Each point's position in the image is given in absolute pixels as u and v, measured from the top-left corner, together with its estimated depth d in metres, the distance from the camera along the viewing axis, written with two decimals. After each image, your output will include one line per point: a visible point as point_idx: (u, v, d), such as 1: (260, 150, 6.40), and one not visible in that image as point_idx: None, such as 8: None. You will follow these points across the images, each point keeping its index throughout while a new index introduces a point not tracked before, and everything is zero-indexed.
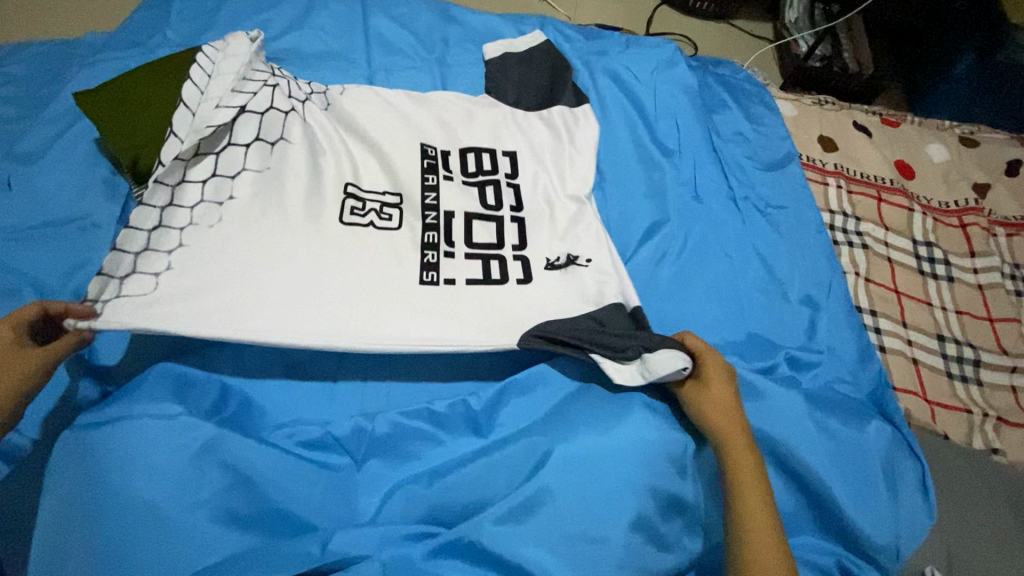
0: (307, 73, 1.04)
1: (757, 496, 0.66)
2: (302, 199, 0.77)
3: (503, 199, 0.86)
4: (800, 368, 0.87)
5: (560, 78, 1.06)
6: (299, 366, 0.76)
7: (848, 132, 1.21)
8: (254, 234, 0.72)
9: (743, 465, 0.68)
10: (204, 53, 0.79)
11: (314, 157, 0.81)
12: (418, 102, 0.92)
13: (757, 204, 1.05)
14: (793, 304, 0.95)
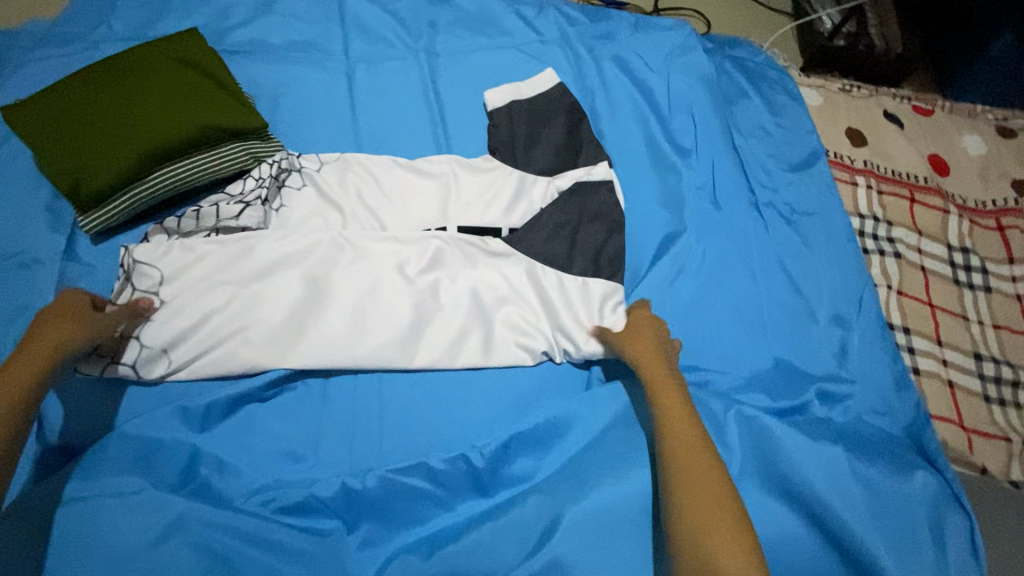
0: (276, 66, 0.92)
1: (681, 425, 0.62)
2: (274, 300, 0.72)
3: (518, 308, 0.77)
4: (830, 401, 0.79)
5: (577, 132, 0.91)
6: (283, 413, 0.70)
7: (877, 123, 1.10)
8: (220, 345, 0.69)
9: (665, 394, 0.65)
10: (175, 155, 0.75)
11: (283, 244, 0.74)
12: (406, 177, 0.83)
13: (781, 211, 0.96)
14: (822, 324, 0.86)
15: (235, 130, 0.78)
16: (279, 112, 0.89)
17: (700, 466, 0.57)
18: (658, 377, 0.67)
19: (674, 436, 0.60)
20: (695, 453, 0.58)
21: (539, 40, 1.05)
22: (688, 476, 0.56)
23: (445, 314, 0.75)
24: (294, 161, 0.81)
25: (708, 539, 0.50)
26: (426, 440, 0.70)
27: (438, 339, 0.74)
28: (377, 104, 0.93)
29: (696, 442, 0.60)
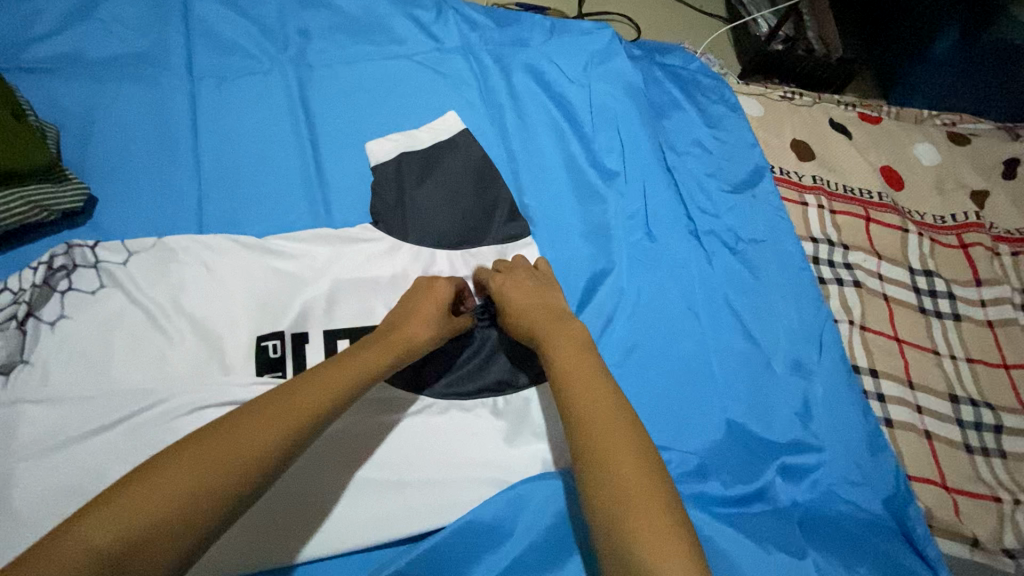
0: (92, 86, 0.73)
1: (581, 368, 0.49)
2: (31, 471, 0.51)
3: (404, 455, 0.56)
4: (794, 477, 0.65)
5: (477, 168, 0.77)
6: None
7: (824, 133, 0.99)
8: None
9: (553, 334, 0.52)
10: None
11: (54, 382, 0.56)
12: (256, 264, 0.66)
13: (724, 239, 0.82)
14: (780, 375, 0.72)
15: (7, 171, 0.59)
16: (93, 144, 0.70)
17: (601, 427, 0.44)
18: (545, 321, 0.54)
19: (573, 383, 0.48)
20: (601, 399, 0.46)
21: (436, 48, 0.89)
22: (592, 432, 0.44)
23: (310, 479, 0.53)
24: (84, 254, 0.62)
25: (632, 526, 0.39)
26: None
27: (300, 515, 0.52)
28: (227, 129, 0.75)
29: (597, 385, 0.48)
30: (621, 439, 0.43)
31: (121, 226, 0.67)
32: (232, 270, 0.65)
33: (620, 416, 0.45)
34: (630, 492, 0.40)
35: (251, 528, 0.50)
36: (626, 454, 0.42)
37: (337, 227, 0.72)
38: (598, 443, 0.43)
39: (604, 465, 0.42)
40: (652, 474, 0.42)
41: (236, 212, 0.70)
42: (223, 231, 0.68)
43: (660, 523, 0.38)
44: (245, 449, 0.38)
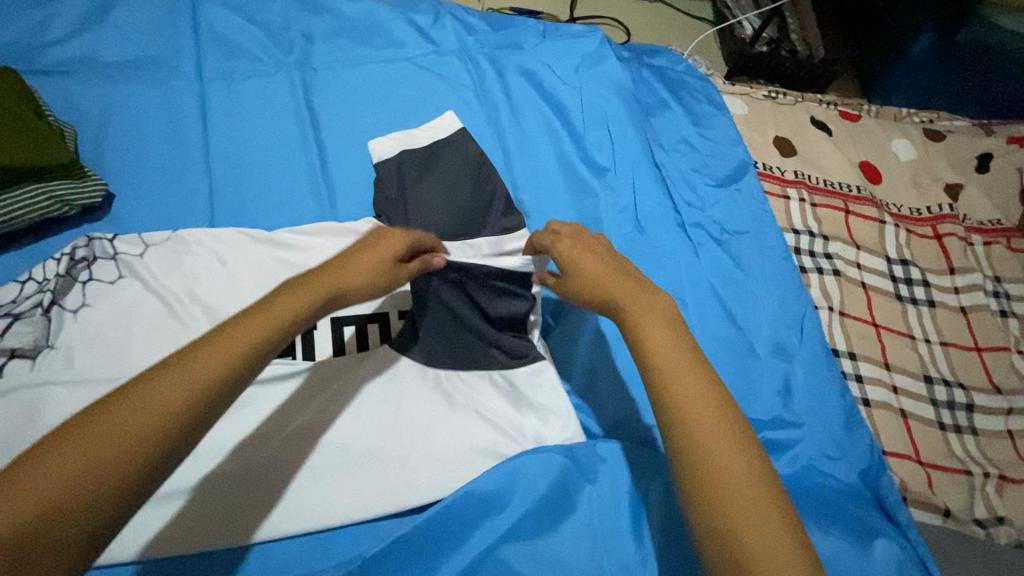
0: (107, 88, 0.76)
1: (669, 344, 0.43)
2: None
3: (368, 438, 0.60)
4: (776, 451, 0.69)
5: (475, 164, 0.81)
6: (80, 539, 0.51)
7: (806, 130, 1.04)
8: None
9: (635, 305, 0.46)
10: None
11: (77, 364, 0.59)
12: (268, 257, 0.69)
13: (710, 230, 0.86)
14: (762, 358, 0.77)
15: (32, 169, 0.63)
16: (109, 143, 0.74)
17: (701, 415, 0.39)
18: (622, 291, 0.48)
19: (662, 364, 0.42)
20: (694, 382, 0.41)
21: (435, 51, 0.93)
22: (690, 421, 0.39)
23: (263, 464, 0.56)
24: (104, 246, 0.66)
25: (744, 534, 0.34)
26: (295, 550, 0.56)
27: (262, 494, 0.56)
28: (236, 129, 0.78)
29: (689, 364, 0.42)
30: (723, 433, 0.38)
31: (136, 220, 0.70)
32: (244, 261, 0.68)
33: (717, 408, 0.40)
34: (737, 493, 0.36)
35: (260, 494, 0.55)
36: (728, 450, 0.37)
37: (342, 221, 0.76)
38: (693, 436, 0.38)
39: (704, 461, 0.37)
40: (759, 473, 0.37)
41: (246, 207, 0.74)
42: (234, 225, 0.72)
43: (772, 529, 0.34)
44: (165, 410, 0.32)
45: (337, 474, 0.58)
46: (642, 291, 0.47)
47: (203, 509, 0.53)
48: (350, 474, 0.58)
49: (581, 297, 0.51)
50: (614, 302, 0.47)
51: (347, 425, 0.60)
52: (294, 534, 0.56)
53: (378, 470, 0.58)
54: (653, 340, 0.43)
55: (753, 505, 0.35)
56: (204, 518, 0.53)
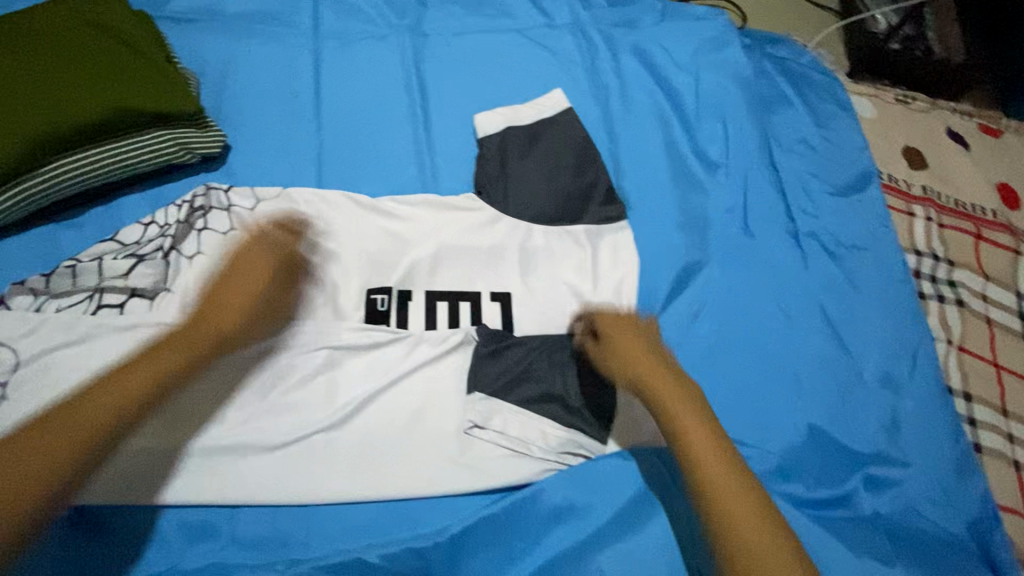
0: (229, 39, 0.77)
1: (682, 394, 0.54)
2: None
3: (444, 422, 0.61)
4: (878, 488, 0.65)
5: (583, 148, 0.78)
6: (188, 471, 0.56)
7: (939, 143, 0.94)
8: None
9: (651, 360, 0.56)
10: (76, 158, 0.61)
11: (189, 309, 0.60)
12: (371, 225, 0.69)
13: (825, 243, 0.80)
14: (869, 387, 0.71)
15: (160, 115, 0.64)
16: (227, 94, 0.75)
17: (717, 454, 0.50)
18: (640, 350, 0.57)
19: (679, 412, 0.52)
20: (700, 427, 0.51)
21: (547, 24, 0.89)
22: (703, 462, 0.49)
23: (333, 445, 0.58)
24: (220, 197, 0.67)
25: (750, 550, 0.45)
26: (376, 516, 0.58)
27: (350, 459, 0.58)
28: (345, 91, 0.78)
29: (697, 418, 0.52)
30: (729, 470, 0.49)
31: (245, 172, 0.71)
32: (348, 226, 0.69)
33: (728, 453, 0.50)
34: (747, 529, 0.46)
35: (350, 459, 0.58)
36: (733, 478, 0.49)
37: (443, 194, 0.75)
38: (706, 473, 0.49)
39: (723, 492, 0.48)
40: (757, 502, 0.48)
41: (351, 170, 0.74)
42: (340, 188, 0.72)
43: (777, 548, 0.45)
44: (77, 436, 0.43)
45: (419, 449, 0.60)
46: (649, 350, 0.58)
47: (288, 472, 0.57)
48: (431, 450, 0.60)
49: (603, 356, 0.59)
50: (626, 360, 0.57)
51: (429, 403, 0.62)
52: (377, 500, 0.58)
53: (455, 454, 0.60)
54: (671, 389, 0.54)
55: (759, 527, 0.46)
56: (295, 464, 0.57)
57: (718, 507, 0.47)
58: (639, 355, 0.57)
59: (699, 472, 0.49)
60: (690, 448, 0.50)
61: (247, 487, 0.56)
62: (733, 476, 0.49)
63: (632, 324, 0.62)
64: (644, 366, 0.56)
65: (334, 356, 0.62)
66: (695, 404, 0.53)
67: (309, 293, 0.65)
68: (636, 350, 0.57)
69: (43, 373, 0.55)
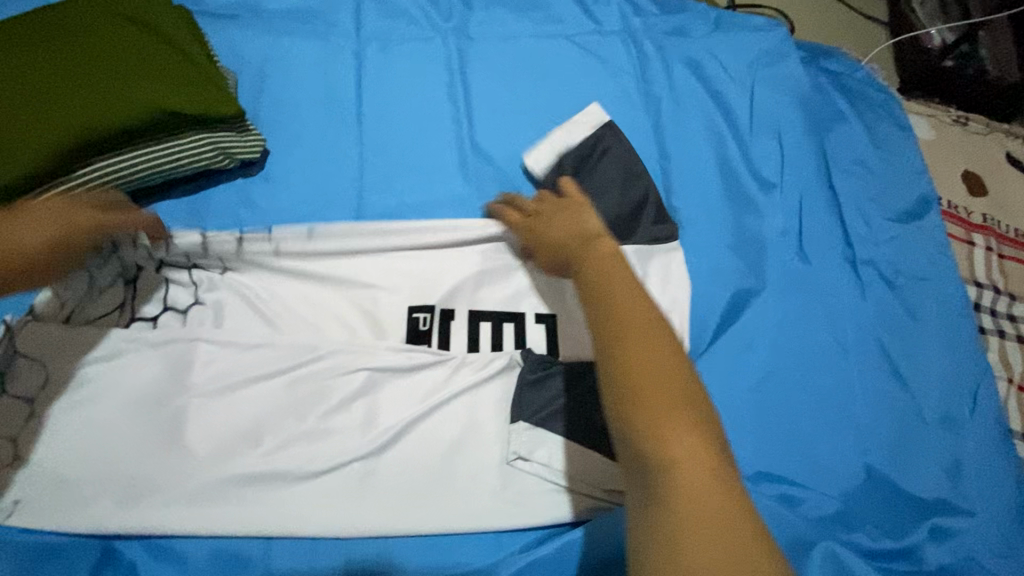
0: (268, 37, 0.74)
1: (636, 295, 0.42)
2: (205, 406, 0.54)
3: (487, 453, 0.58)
4: (941, 539, 0.61)
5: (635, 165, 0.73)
6: (218, 500, 0.51)
7: (998, 169, 0.91)
8: (121, 479, 0.49)
9: (605, 260, 0.46)
10: (112, 160, 0.57)
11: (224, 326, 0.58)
12: (412, 249, 0.65)
13: (883, 272, 0.76)
14: (930, 428, 0.68)
15: (200, 117, 0.60)
16: (266, 95, 0.71)
17: (658, 364, 0.38)
18: (591, 249, 0.47)
19: (619, 309, 0.41)
20: (641, 325, 0.40)
21: (596, 30, 0.85)
22: (637, 369, 0.38)
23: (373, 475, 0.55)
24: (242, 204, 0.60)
25: (675, 492, 0.34)
26: (419, 554, 0.54)
27: (391, 492, 0.55)
28: (388, 94, 0.74)
29: (646, 321, 0.40)
30: (669, 380, 0.38)
31: (283, 178, 0.68)
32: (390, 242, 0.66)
33: (684, 372, 0.39)
34: (678, 471, 0.35)
35: (392, 492, 0.55)
36: (672, 396, 0.37)
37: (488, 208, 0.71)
38: (637, 383, 0.37)
39: (654, 408, 0.37)
40: (699, 441, 0.36)
41: (393, 179, 0.70)
42: (382, 199, 0.69)
43: (705, 494, 0.34)
44: None
45: (463, 482, 0.56)
46: (608, 251, 0.47)
47: (325, 506, 0.52)
48: (475, 481, 0.57)
49: (562, 248, 0.53)
50: (576, 261, 0.48)
51: (474, 433, 0.58)
52: (419, 537, 0.54)
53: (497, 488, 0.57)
54: (622, 288, 0.43)
55: (693, 466, 0.35)
56: (332, 496, 0.53)
57: (641, 433, 0.36)
58: (592, 258, 0.47)
59: (628, 378, 0.38)
60: (615, 351, 0.39)
61: (281, 518, 0.51)
62: (677, 394, 0.37)
63: (589, 228, 0.51)
64: (588, 270, 0.46)
65: (376, 379, 0.58)
66: (646, 304, 0.42)
67: (350, 313, 0.62)
68: (595, 253, 0.47)
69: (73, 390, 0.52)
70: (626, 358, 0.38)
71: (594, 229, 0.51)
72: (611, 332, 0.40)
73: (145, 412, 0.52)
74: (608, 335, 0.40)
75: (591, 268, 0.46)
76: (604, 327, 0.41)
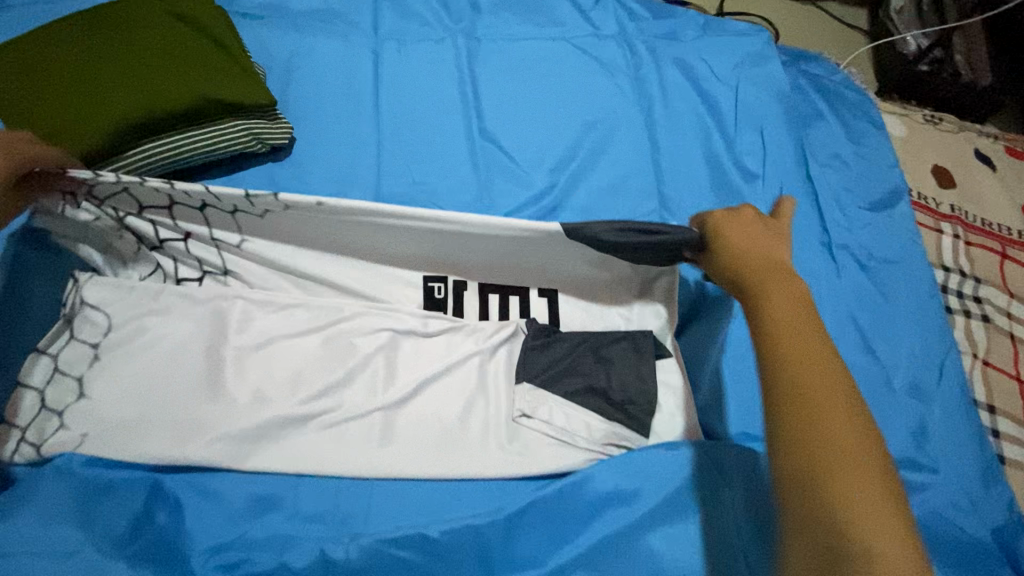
0: (294, 35, 0.80)
1: (817, 335, 0.42)
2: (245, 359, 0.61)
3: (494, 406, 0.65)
4: (908, 491, 0.67)
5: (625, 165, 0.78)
6: (256, 439, 0.57)
7: (967, 163, 0.97)
8: (172, 419, 0.56)
9: (784, 294, 0.46)
10: (159, 141, 0.64)
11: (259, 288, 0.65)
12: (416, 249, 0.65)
13: (857, 255, 0.83)
14: (898, 395, 0.74)
15: (237, 104, 0.67)
16: (292, 88, 0.78)
17: (833, 402, 0.38)
18: (773, 282, 0.47)
19: (792, 340, 0.42)
20: (818, 361, 0.40)
21: (594, 33, 0.92)
22: (809, 399, 0.38)
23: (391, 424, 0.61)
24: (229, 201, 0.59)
25: (844, 525, 0.34)
26: (433, 493, 0.59)
27: (407, 440, 0.61)
28: (403, 89, 0.81)
29: (821, 357, 0.41)
30: (847, 424, 0.37)
31: (308, 162, 0.74)
32: None
33: (860, 417, 0.38)
34: (844, 505, 0.34)
35: (408, 440, 0.61)
36: (848, 437, 0.37)
37: (494, 193, 0.77)
38: (807, 413, 0.38)
39: (827, 441, 0.36)
40: (874, 487, 0.35)
41: (407, 165, 0.77)
42: (397, 183, 0.75)
43: (881, 546, 0.33)
44: None
45: (471, 431, 0.63)
46: (789, 286, 0.47)
47: (347, 451, 0.59)
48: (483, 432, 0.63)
49: (728, 269, 0.52)
50: (749, 288, 0.48)
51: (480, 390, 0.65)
52: (431, 480, 0.60)
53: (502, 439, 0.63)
54: (809, 325, 0.43)
55: (868, 510, 0.34)
56: (354, 441, 0.60)
57: (813, 459, 0.36)
58: (773, 288, 0.46)
59: (798, 403, 0.38)
60: (785, 375, 0.40)
61: (310, 458, 0.58)
62: (851, 439, 0.37)
63: (778, 261, 0.50)
64: (770, 299, 0.46)
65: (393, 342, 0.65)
66: (825, 344, 0.42)
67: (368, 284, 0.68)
68: (770, 287, 0.47)
69: (132, 339, 0.59)
70: (801, 388, 0.39)
71: (782, 262, 0.50)
72: (781, 358, 0.41)
73: (194, 360, 0.59)
74: (778, 361, 0.41)
75: (773, 298, 0.45)
76: (773, 350, 0.42)
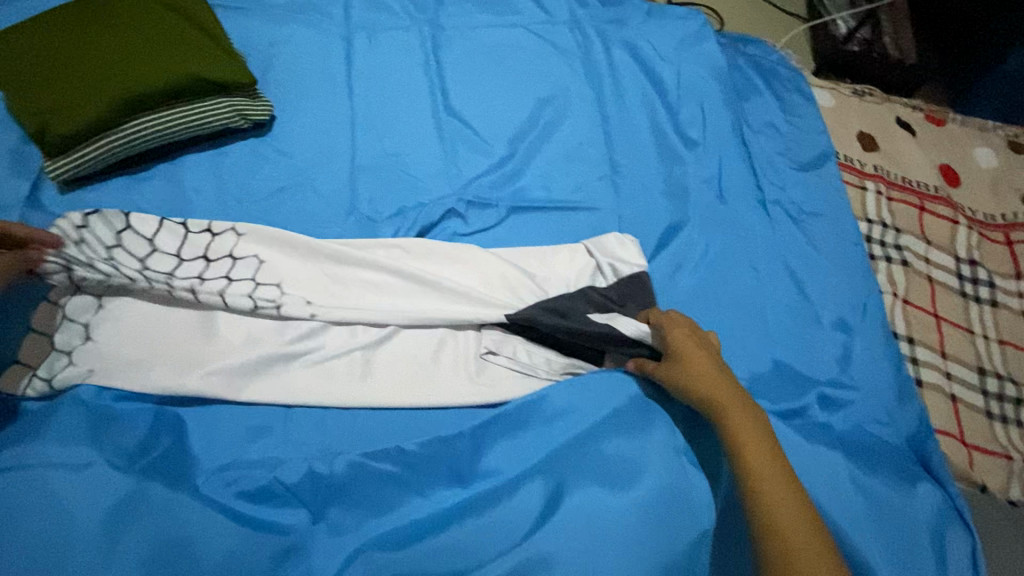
0: (271, 25, 0.88)
1: (770, 451, 0.56)
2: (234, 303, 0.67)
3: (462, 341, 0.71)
4: (831, 408, 0.76)
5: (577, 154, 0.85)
6: (247, 373, 0.64)
7: (889, 129, 1.08)
8: (171, 354, 0.63)
9: (739, 416, 0.59)
10: (152, 116, 0.71)
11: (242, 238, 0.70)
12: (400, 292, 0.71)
13: (788, 209, 0.92)
14: (825, 328, 0.83)
15: (222, 84, 0.75)
16: (271, 72, 0.85)
17: (786, 505, 0.51)
18: (730, 403, 0.60)
19: (755, 459, 0.55)
20: (771, 470, 0.54)
21: (548, 20, 1.01)
22: (772, 509, 0.51)
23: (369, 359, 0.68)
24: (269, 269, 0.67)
25: None
26: (407, 419, 0.65)
27: (382, 371, 0.67)
28: (374, 71, 0.89)
29: (774, 466, 0.54)
30: (802, 521, 0.50)
31: (288, 137, 0.81)
32: (377, 189, 0.80)
33: (810, 514, 0.51)
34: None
35: (385, 371, 0.67)
36: (802, 531, 0.50)
37: (459, 162, 0.86)
38: (771, 520, 0.51)
39: (787, 540, 0.49)
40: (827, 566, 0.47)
41: (379, 139, 0.85)
42: (370, 154, 0.83)
43: None
44: None
45: (442, 361, 0.69)
46: (742, 408, 0.59)
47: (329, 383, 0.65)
48: (453, 364, 0.69)
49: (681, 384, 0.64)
50: (713, 403, 0.60)
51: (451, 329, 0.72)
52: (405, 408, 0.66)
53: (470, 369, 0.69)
54: (760, 441, 0.56)
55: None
56: (336, 373, 0.66)
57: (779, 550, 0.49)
58: (730, 410, 0.59)
59: (767, 512, 0.51)
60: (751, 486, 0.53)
61: (296, 389, 0.64)
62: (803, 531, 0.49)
63: (726, 378, 0.63)
64: (731, 422, 0.58)
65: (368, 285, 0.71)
66: (774, 455, 0.55)
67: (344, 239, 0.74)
68: (728, 406, 0.59)
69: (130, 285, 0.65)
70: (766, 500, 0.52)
71: (730, 380, 0.63)
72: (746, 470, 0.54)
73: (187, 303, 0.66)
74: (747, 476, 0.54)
75: (733, 422, 0.58)
76: (742, 469, 0.55)
